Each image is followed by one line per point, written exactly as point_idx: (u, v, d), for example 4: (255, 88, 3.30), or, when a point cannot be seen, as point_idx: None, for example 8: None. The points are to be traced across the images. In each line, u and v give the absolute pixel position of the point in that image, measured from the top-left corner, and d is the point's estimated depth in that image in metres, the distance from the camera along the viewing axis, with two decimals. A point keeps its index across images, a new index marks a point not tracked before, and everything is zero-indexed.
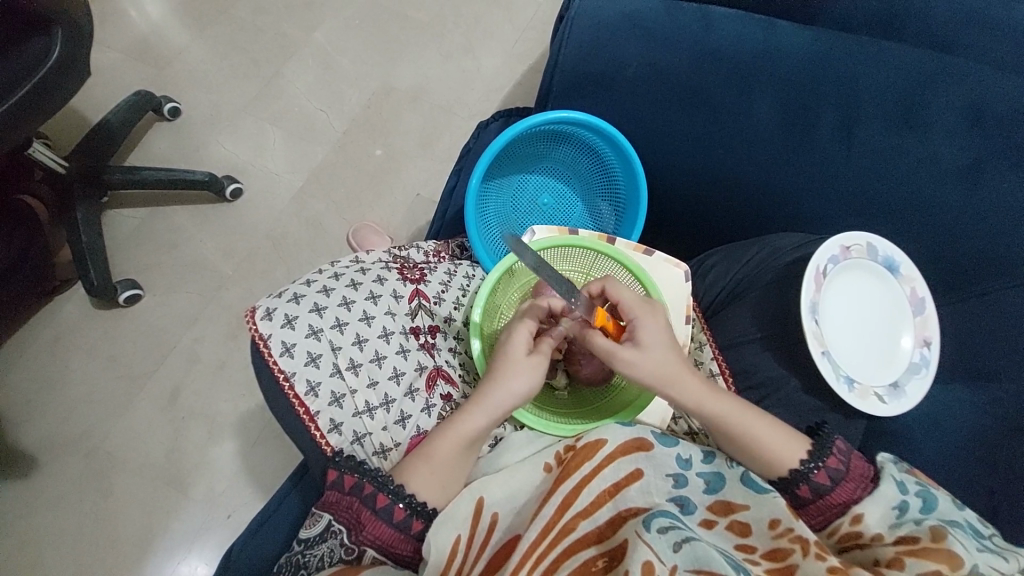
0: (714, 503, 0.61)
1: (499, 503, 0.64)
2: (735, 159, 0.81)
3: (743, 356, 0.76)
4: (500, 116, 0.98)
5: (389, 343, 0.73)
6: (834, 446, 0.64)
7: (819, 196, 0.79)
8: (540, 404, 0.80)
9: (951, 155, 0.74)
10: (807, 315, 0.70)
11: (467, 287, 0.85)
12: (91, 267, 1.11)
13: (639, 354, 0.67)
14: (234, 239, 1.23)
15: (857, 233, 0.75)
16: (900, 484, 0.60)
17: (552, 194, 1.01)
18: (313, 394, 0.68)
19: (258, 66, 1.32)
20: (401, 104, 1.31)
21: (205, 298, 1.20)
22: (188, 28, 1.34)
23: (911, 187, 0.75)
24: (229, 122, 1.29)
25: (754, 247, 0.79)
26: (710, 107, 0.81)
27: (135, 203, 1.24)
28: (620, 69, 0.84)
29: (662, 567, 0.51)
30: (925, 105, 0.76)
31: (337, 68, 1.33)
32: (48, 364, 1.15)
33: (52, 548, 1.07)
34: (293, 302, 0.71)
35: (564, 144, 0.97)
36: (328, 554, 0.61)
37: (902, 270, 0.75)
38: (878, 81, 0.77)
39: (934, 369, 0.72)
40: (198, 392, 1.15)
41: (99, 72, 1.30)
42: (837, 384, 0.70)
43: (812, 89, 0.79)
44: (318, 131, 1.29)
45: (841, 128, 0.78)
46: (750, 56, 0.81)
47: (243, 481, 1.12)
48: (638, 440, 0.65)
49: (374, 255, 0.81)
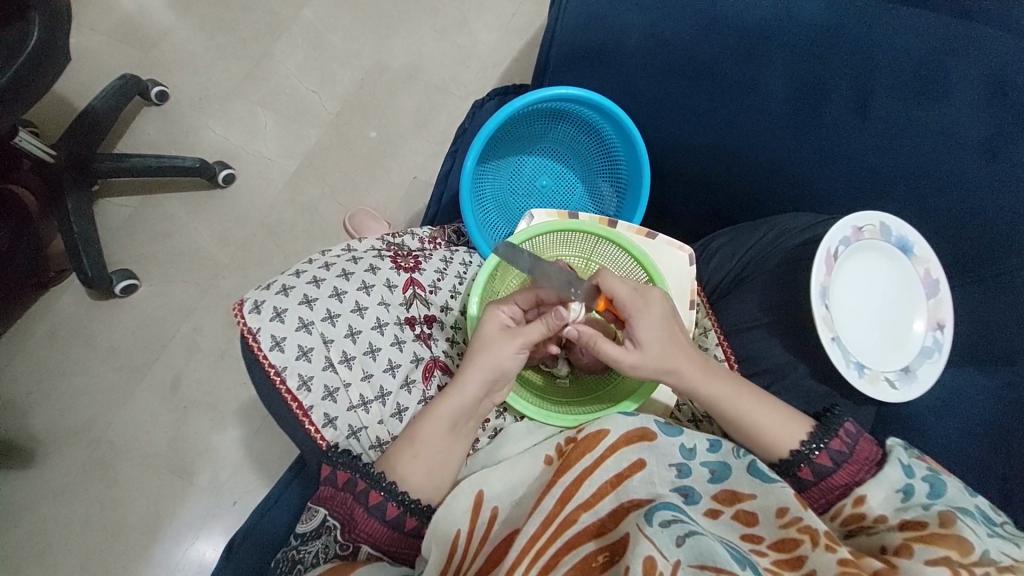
0: (718, 492, 0.59)
1: (499, 497, 0.62)
2: (742, 136, 0.78)
3: (748, 341, 0.74)
4: (496, 94, 0.94)
5: (383, 334, 0.71)
6: (840, 428, 0.62)
7: (825, 172, 0.76)
8: (540, 394, 0.78)
9: (969, 129, 0.71)
10: (817, 300, 0.67)
11: (465, 274, 0.83)
12: (85, 258, 1.09)
13: (636, 358, 0.65)
14: (229, 226, 1.21)
15: (870, 212, 0.73)
16: (906, 468, 0.58)
17: (550, 175, 0.98)
18: (306, 388, 0.66)
19: (246, 47, 1.28)
20: (395, 83, 1.28)
21: (202, 287, 1.18)
22: (173, 8, 1.30)
23: (923, 163, 0.72)
24: (219, 106, 1.26)
25: (762, 228, 0.76)
26: (715, 80, 0.78)
27: (128, 191, 1.22)
28: (621, 41, 0.80)
29: (665, 564, 0.49)
30: (944, 75, 0.72)
31: (328, 46, 1.29)
32: (47, 355, 1.14)
33: (61, 538, 1.07)
34: (282, 294, 0.69)
35: (562, 122, 0.94)
36: (322, 551, 0.60)
37: (915, 250, 0.73)
38: (893, 48, 0.73)
39: (947, 353, 0.70)
40: (198, 381, 1.14)
41: (83, 56, 1.26)
42: (848, 370, 0.68)
43: (824, 58, 0.74)
44: (311, 113, 1.26)
45: (854, 101, 0.74)
46: (757, 25, 0.76)
47: (247, 468, 1.12)
48: (641, 430, 0.62)
49: (367, 242, 0.78)
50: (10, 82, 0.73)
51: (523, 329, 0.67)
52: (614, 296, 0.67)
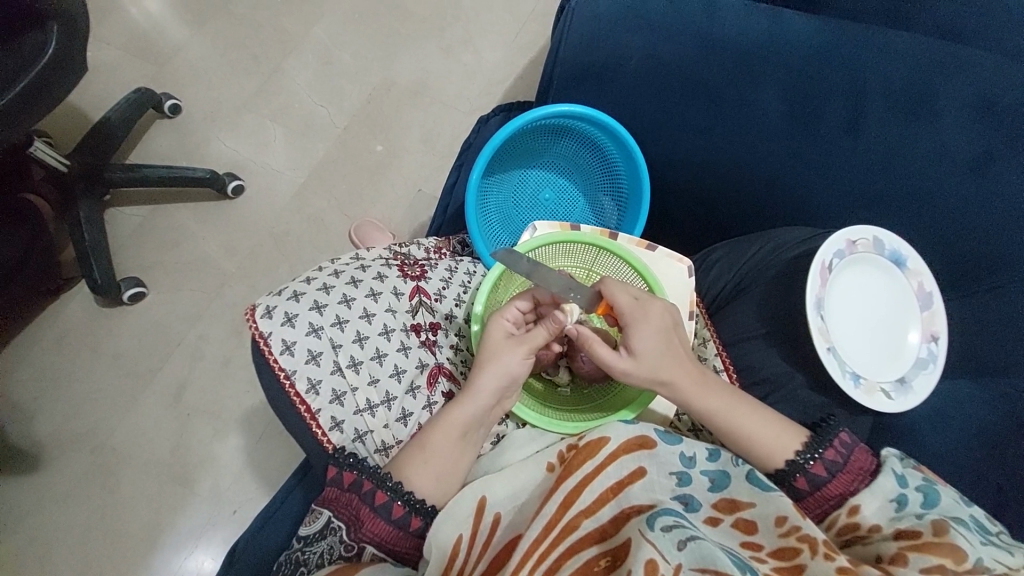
0: (718, 500, 0.61)
1: (501, 503, 0.63)
2: (740, 153, 0.80)
3: (747, 352, 0.75)
4: (501, 109, 0.97)
5: (390, 341, 0.72)
6: (835, 438, 0.63)
7: (823, 187, 0.78)
8: (542, 402, 0.80)
9: (957, 148, 0.73)
10: (812, 311, 0.69)
11: (469, 283, 0.85)
12: (94, 266, 1.11)
13: (634, 364, 0.66)
14: (236, 236, 1.23)
15: (863, 227, 0.74)
16: (900, 478, 0.60)
17: (553, 189, 1.01)
18: (314, 392, 0.68)
19: (257, 62, 1.31)
20: (402, 98, 1.31)
21: (209, 296, 1.20)
22: (187, 24, 1.33)
23: (915, 180, 0.74)
24: (229, 119, 1.29)
25: (758, 242, 0.79)
26: (714, 99, 0.80)
27: (138, 201, 1.24)
28: (622, 62, 0.82)
29: (666, 566, 0.50)
30: (934, 97, 0.75)
31: (338, 63, 1.32)
32: (53, 362, 1.16)
33: (61, 544, 1.08)
34: (294, 300, 0.71)
35: (565, 138, 0.96)
36: (328, 551, 0.61)
37: (909, 264, 0.75)
38: (884, 71, 0.76)
39: (941, 365, 0.71)
40: (203, 389, 1.15)
41: (98, 70, 1.29)
42: (844, 380, 0.69)
43: (818, 80, 0.77)
44: (319, 127, 1.29)
45: (848, 120, 0.76)
46: (754, 47, 0.79)
47: (249, 476, 1.12)
48: (641, 438, 0.64)
49: (374, 252, 0.81)
50: (12, 103, 0.75)
51: (529, 337, 0.69)
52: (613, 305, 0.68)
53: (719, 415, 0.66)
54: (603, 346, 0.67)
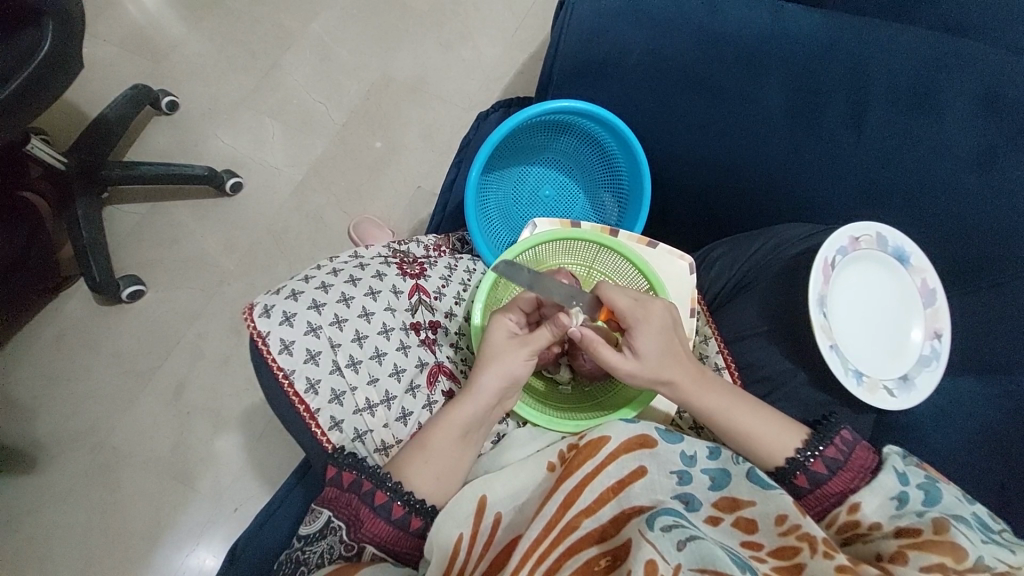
0: (719, 499, 0.60)
1: (501, 502, 0.63)
2: (741, 149, 0.80)
3: (748, 349, 0.75)
4: (501, 105, 0.96)
5: (389, 340, 0.72)
6: (836, 436, 0.63)
7: (825, 183, 0.77)
8: (543, 401, 0.80)
9: (960, 143, 0.73)
10: (815, 308, 0.69)
11: (469, 281, 0.84)
12: (93, 263, 1.11)
13: (636, 363, 0.66)
14: (235, 233, 1.23)
15: (867, 223, 0.74)
16: (901, 476, 0.59)
17: (553, 185, 1.00)
18: (313, 391, 0.67)
19: (255, 59, 1.31)
20: (400, 94, 1.30)
21: (208, 294, 1.19)
22: (184, 20, 1.32)
23: (918, 175, 0.74)
24: (227, 116, 1.28)
25: (760, 238, 0.78)
26: (715, 94, 0.79)
27: (136, 198, 1.23)
28: (622, 57, 0.81)
29: (666, 566, 0.50)
30: (937, 92, 0.74)
31: (336, 59, 1.31)
32: (52, 361, 1.15)
33: (62, 543, 1.08)
34: (292, 299, 0.70)
35: (565, 134, 0.95)
36: (327, 551, 0.60)
37: (912, 260, 0.74)
38: (887, 66, 0.75)
39: (944, 362, 0.71)
40: (203, 387, 1.15)
41: (95, 66, 1.29)
42: (846, 378, 0.68)
43: (821, 75, 0.77)
44: (317, 123, 1.28)
45: (851, 115, 0.76)
46: (755, 42, 0.78)
47: (249, 475, 1.12)
48: (641, 438, 0.63)
49: (373, 250, 0.80)
50: (8, 100, 0.74)
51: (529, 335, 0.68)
52: (614, 308, 0.68)
53: (720, 413, 0.65)
54: (606, 348, 0.66)
